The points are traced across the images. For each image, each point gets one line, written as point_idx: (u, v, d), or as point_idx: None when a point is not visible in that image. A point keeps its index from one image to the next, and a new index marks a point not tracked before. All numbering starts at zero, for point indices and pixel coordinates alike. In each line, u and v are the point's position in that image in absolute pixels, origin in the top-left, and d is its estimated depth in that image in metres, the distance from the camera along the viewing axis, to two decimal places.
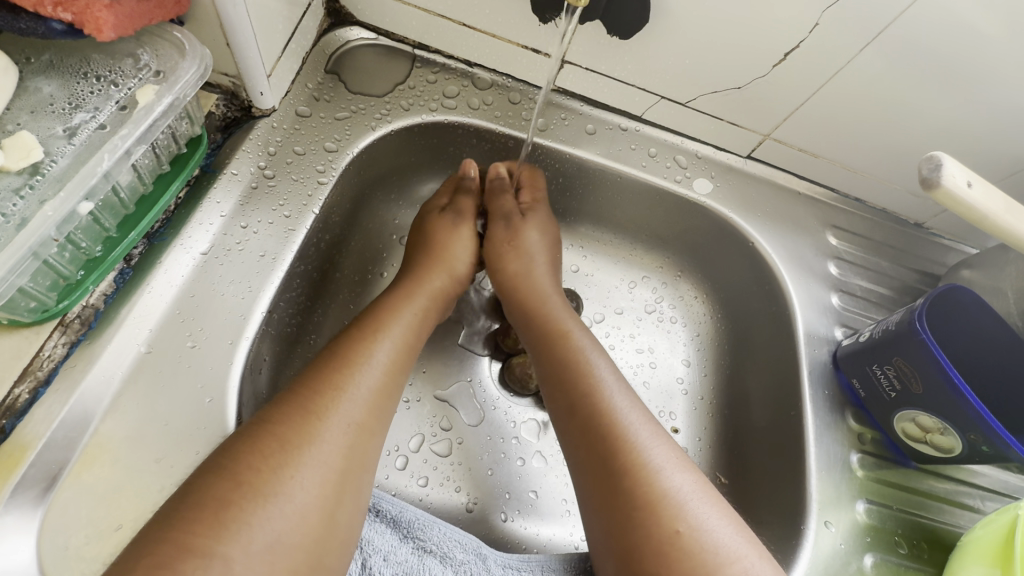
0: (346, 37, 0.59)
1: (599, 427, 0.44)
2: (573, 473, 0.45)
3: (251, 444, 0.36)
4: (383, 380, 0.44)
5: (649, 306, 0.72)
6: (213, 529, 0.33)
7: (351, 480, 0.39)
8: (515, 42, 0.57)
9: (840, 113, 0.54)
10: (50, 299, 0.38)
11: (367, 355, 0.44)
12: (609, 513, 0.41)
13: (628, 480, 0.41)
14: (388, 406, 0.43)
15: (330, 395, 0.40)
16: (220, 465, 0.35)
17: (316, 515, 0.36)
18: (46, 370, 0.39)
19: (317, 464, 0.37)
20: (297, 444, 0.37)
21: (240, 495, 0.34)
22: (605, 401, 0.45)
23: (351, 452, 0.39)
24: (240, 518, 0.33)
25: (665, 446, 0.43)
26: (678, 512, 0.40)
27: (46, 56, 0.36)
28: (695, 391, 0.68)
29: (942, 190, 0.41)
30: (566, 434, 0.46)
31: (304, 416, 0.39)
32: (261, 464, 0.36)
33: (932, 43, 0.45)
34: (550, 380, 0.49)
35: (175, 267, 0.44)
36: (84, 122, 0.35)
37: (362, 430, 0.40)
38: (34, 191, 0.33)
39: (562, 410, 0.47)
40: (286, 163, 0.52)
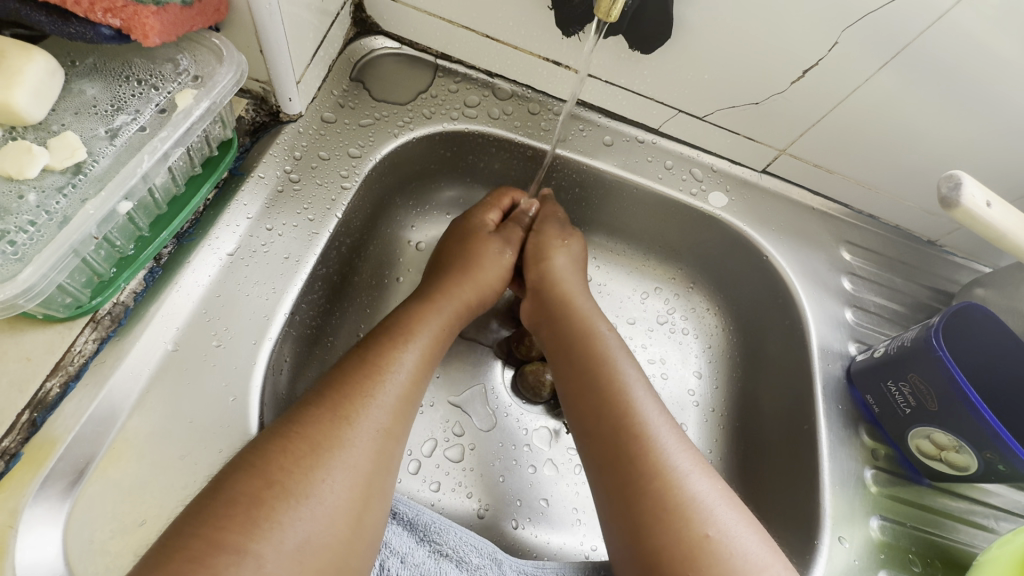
0: (371, 46, 0.61)
1: (624, 433, 0.44)
2: (594, 473, 0.45)
3: (280, 444, 0.37)
4: (410, 388, 0.44)
5: (662, 316, 0.72)
6: (245, 528, 0.33)
7: (377, 482, 0.39)
8: (537, 54, 0.58)
9: (855, 131, 0.55)
10: (83, 295, 0.39)
11: (394, 358, 0.45)
12: (632, 517, 0.41)
13: (653, 485, 0.41)
14: (413, 412, 0.44)
15: (361, 401, 0.41)
16: (252, 465, 0.36)
17: (344, 518, 0.36)
18: (76, 365, 0.39)
19: (346, 467, 0.38)
20: (327, 447, 0.38)
21: (271, 496, 0.35)
22: (633, 405, 0.45)
23: (380, 455, 0.40)
24: (269, 517, 0.34)
25: (689, 452, 0.44)
26: (706, 518, 0.40)
27: (91, 59, 0.37)
28: (707, 403, 0.68)
29: (961, 209, 0.42)
30: (588, 439, 0.46)
31: (334, 420, 0.39)
32: (293, 466, 0.36)
33: (951, 65, 0.46)
34: (576, 379, 0.49)
35: (202, 267, 0.44)
36: (125, 124, 0.35)
37: (389, 435, 0.41)
38: (76, 190, 0.33)
39: (583, 412, 0.47)
40: (311, 167, 0.53)
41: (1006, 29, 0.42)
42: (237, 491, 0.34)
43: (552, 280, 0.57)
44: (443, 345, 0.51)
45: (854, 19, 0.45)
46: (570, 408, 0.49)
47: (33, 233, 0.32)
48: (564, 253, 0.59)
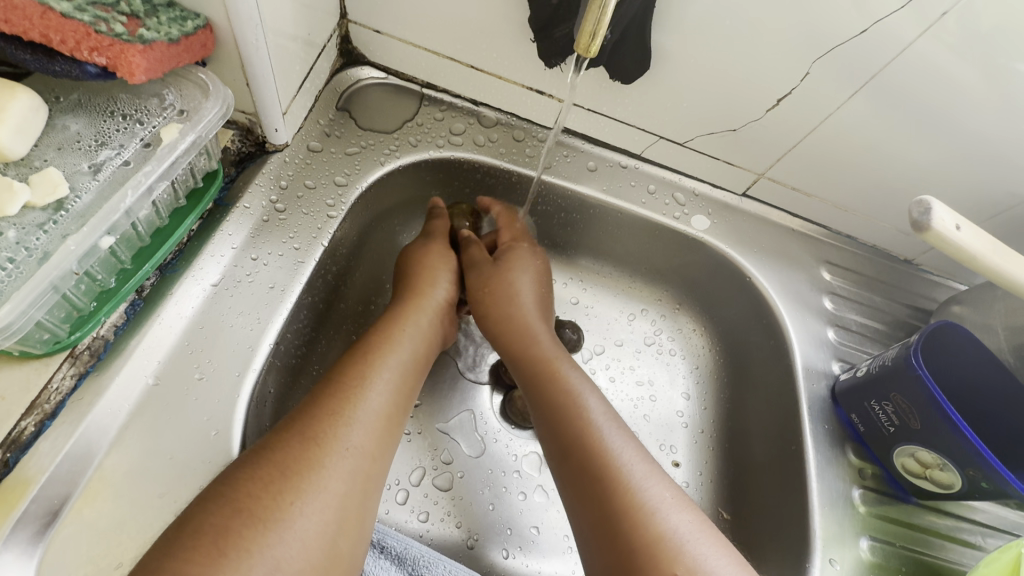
0: (357, 76, 0.62)
1: (595, 468, 0.44)
2: (572, 508, 0.44)
3: (253, 471, 0.36)
4: (390, 408, 0.44)
5: (648, 338, 0.73)
6: (214, 558, 0.32)
7: (353, 506, 0.38)
8: (521, 84, 0.59)
9: (830, 155, 0.57)
10: (62, 330, 0.38)
11: (371, 379, 0.44)
12: (609, 555, 0.41)
13: (624, 522, 0.41)
14: (393, 432, 0.44)
15: (336, 422, 0.40)
16: (224, 493, 0.35)
17: (317, 545, 0.35)
18: (53, 403, 0.38)
19: (319, 492, 0.37)
20: (300, 471, 0.37)
21: (240, 523, 0.33)
22: (601, 441, 0.45)
23: (356, 478, 0.39)
24: (239, 545, 0.33)
25: (661, 484, 0.44)
26: (679, 553, 0.39)
27: (75, 95, 0.36)
28: (696, 424, 0.68)
29: (932, 233, 0.43)
30: (564, 477, 0.46)
31: (308, 443, 0.38)
32: (263, 492, 0.35)
33: (918, 92, 0.48)
34: (548, 414, 0.49)
35: (185, 298, 0.44)
36: (109, 158, 0.35)
37: (366, 457, 0.40)
38: (57, 226, 0.33)
39: (558, 450, 0.47)
40: (297, 197, 0.53)
41: (965, 59, 0.44)
42: (211, 524, 0.33)
43: (518, 315, 0.56)
44: (421, 366, 0.50)
45: (823, 51, 0.47)
46: (545, 443, 0.49)
47: (11, 270, 0.31)
48: (512, 287, 0.57)
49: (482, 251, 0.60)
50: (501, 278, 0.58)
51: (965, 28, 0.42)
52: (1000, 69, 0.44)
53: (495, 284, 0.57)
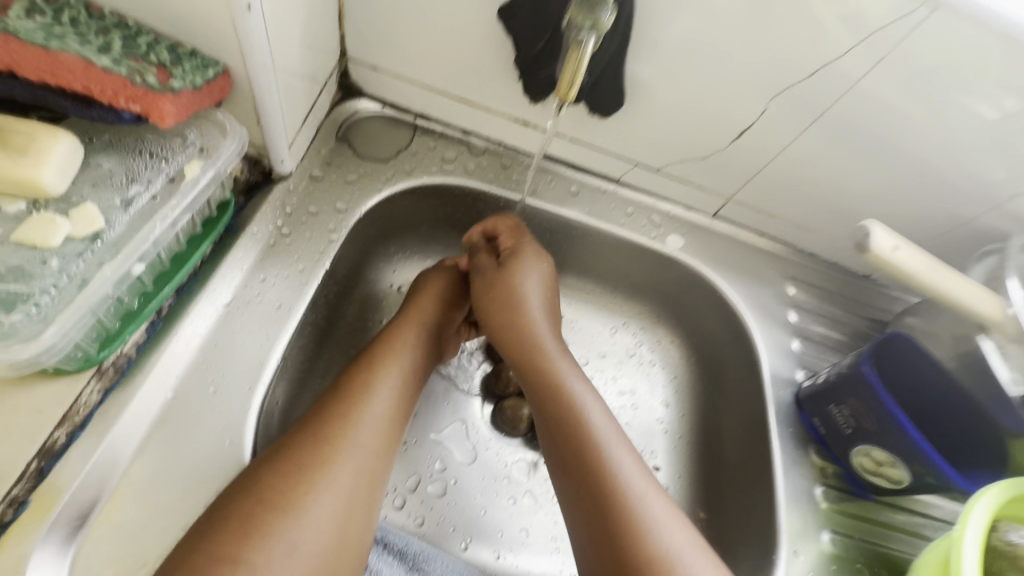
0: (355, 108, 0.67)
1: (595, 482, 0.47)
2: (571, 514, 0.48)
3: (274, 465, 0.40)
4: (395, 409, 0.48)
5: (630, 350, 0.77)
6: (240, 540, 0.36)
7: (361, 499, 0.42)
8: (508, 116, 0.65)
9: (790, 180, 0.63)
10: (92, 348, 0.41)
11: (378, 382, 0.48)
12: (605, 559, 0.45)
13: (622, 534, 0.44)
14: (398, 432, 0.47)
15: (347, 422, 0.44)
16: (248, 484, 0.39)
17: (330, 531, 0.39)
18: (82, 416, 0.41)
19: (331, 485, 0.41)
20: (315, 465, 0.41)
21: (263, 511, 0.38)
22: (601, 455, 0.48)
23: (364, 473, 0.43)
24: (263, 530, 0.37)
25: (658, 498, 0.47)
26: (671, 564, 0.43)
27: (106, 136, 0.40)
28: (675, 432, 0.73)
29: (872, 254, 0.49)
30: (565, 486, 0.49)
31: (322, 441, 0.42)
32: (283, 484, 0.39)
33: (864, 123, 0.54)
34: (550, 424, 0.52)
35: (200, 318, 0.48)
36: (138, 194, 0.39)
37: (373, 453, 0.44)
38: (93, 255, 0.36)
39: (559, 461, 0.50)
40: (301, 222, 0.57)
41: (900, 95, 0.51)
42: (233, 512, 0.37)
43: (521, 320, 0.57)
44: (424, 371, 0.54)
45: (777, 91, 0.53)
46: (547, 451, 0.52)
47: (54, 294, 0.35)
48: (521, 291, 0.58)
49: (488, 257, 0.60)
50: (506, 282, 0.58)
51: (897, 73, 0.49)
52: (934, 105, 0.50)
53: (505, 290, 0.58)
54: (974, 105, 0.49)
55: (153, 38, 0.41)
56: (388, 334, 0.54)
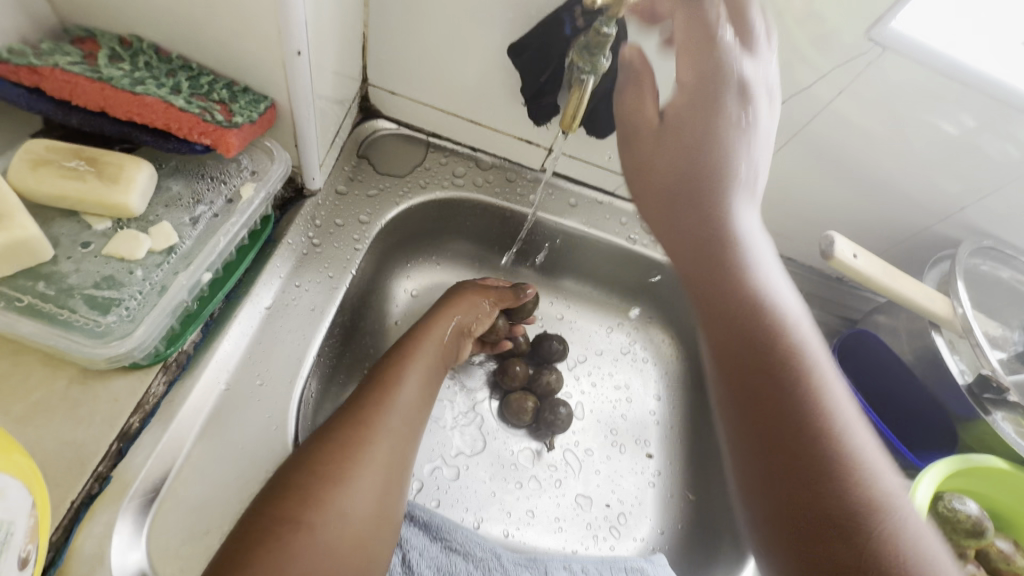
0: (373, 128, 0.74)
1: (790, 391, 0.37)
2: (745, 440, 0.37)
3: (322, 445, 0.46)
4: (419, 398, 0.55)
5: (624, 348, 0.85)
6: (300, 505, 0.42)
7: (394, 474, 0.49)
8: (512, 134, 0.71)
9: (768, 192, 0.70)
10: (160, 345, 0.47)
11: (404, 375, 0.55)
12: (786, 487, 0.35)
13: (821, 447, 0.36)
14: (420, 418, 0.55)
15: (379, 408, 0.51)
16: (301, 461, 0.45)
17: (371, 501, 0.46)
18: (151, 404, 0.47)
19: (371, 462, 0.47)
20: (355, 445, 0.47)
21: (316, 483, 0.44)
22: (799, 364, 0.38)
23: (395, 452, 0.50)
24: (318, 498, 0.43)
25: (857, 420, 0.38)
26: (873, 483, 0.35)
27: (173, 162, 0.47)
28: (665, 419, 0.81)
29: (836, 260, 0.57)
30: (743, 402, 0.38)
31: (360, 425, 0.49)
32: (331, 461, 0.46)
33: (833, 140, 0.62)
34: (726, 327, 0.39)
35: (246, 320, 0.54)
36: (203, 212, 0.46)
37: (402, 436, 0.51)
38: (169, 265, 0.43)
39: (736, 370, 0.39)
40: (329, 233, 0.64)
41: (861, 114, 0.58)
42: (292, 481, 0.44)
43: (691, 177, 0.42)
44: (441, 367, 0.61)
45: None
46: (715, 366, 0.40)
47: (139, 299, 0.41)
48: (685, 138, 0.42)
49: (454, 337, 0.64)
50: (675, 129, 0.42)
51: (859, 99, 0.57)
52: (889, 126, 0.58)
53: (679, 138, 0.42)
54: (942, 122, 0.57)
55: (212, 77, 0.47)
56: (409, 335, 0.61)
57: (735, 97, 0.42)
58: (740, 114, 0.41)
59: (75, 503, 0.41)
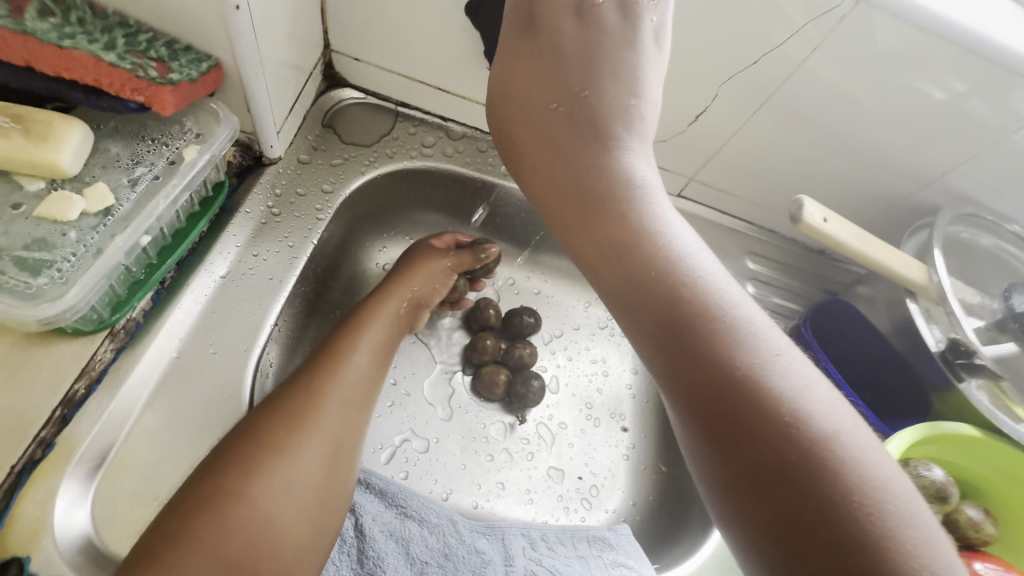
0: (339, 96, 0.72)
1: (707, 342, 0.33)
2: (681, 409, 0.33)
3: (268, 417, 0.46)
4: (372, 370, 0.55)
5: (602, 322, 0.84)
6: (242, 478, 0.42)
7: (343, 447, 0.49)
8: (481, 102, 0.70)
9: (745, 158, 0.69)
10: (105, 312, 0.46)
11: (355, 346, 0.54)
12: (743, 462, 0.30)
13: (752, 401, 0.31)
14: (373, 389, 0.54)
15: (327, 379, 0.50)
16: (244, 435, 0.44)
17: (319, 472, 0.46)
18: (98, 371, 0.46)
19: (319, 434, 0.47)
20: (300, 416, 0.47)
21: (259, 456, 0.43)
22: (712, 310, 0.34)
23: (344, 425, 0.49)
24: (262, 470, 0.43)
25: (801, 369, 0.33)
26: (819, 435, 0.30)
27: (112, 124, 0.46)
28: (641, 393, 0.80)
29: (805, 223, 0.55)
30: (667, 362, 0.34)
31: (305, 397, 0.48)
32: (276, 434, 0.45)
33: (806, 103, 0.60)
34: (636, 280, 0.36)
35: (200, 289, 0.53)
36: (144, 174, 0.45)
37: (353, 407, 0.51)
38: (106, 227, 0.42)
39: (657, 329, 0.34)
40: (290, 203, 0.62)
41: (835, 74, 0.56)
42: (232, 455, 0.43)
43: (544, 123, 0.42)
44: (396, 342, 0.60)
45: (727, 77, 0.60)
46: (632, 327, 0.36)
47: (73, 261, 0.40)
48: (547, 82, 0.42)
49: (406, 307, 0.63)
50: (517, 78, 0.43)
51: (834, 58, 0.55)
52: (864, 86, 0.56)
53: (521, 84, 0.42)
54: (926, 86, 0.55)
55: (151, 34, 0.45)
56: (361, 309, 0.59)
57: (649, 39, 0.42)
58: (651, 52, 0.42)
59: (16, 468, 0.41)
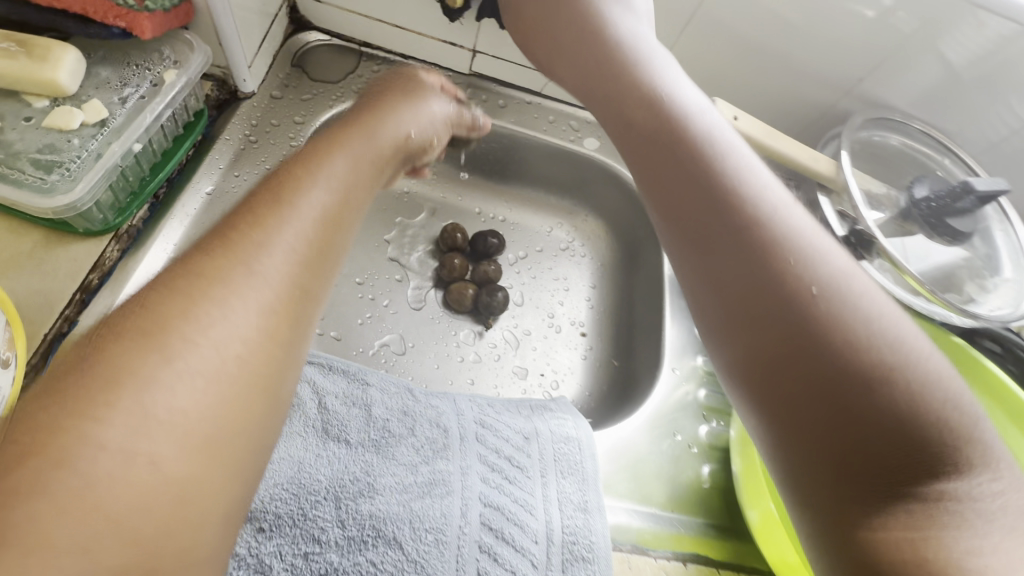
0: (306, 39, 0.78)
1: (753, 248, 0.35)
2: (722, 318, 0.35)
3: (204, 251, 0.31)
4: (331, 216, 0.36)
5: (564, 245, 0.92)
6: (162, 327, 0.27)
7: (293, 316, 0.31)
8: (435, 37, 0.76)
9: (679, 77, 0.75)
10: (109, 215, 0.55)
11: (305, 184, 0.36)
12: (774, 361, 0.32)
13: (793, 302, 0.33)
14: (339, 239, 0.36)
15: (278, 212, 0.34)
16: (171, 275, 0.29)
17: (257, 348, 0.29)
18: (108, 265, 0.55)
19: (257, 286, 0.30)
20: (243, 250, 0.31)
21: (184, 295, 0.28)
22: (761, 221, 0.35)
23: (287, 285, 0.31)
24: (167, 328, 0.27)
25: (855, 277, 0.34)
26: (872, 337, 0.32)
27: (101, 52, 0.53)
28: (598, 303, 0.89)
29: None
30: (708, 272, 0.36)
31: (251, 229, 0.32)
32: (203, 277, 0.29)
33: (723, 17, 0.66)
34: (678, 196, 0.38)
35: (189, 202, 0.61)
36: (131, 93, 0.52)
37: (297, 272, 0.32)
38: (103, 136, 0.50)
39: (699, 240, 0.37)
40: (266, 132, 0.70)
41: None
42: (214, 244, 0.31)
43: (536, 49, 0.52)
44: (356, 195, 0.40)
45: None
46: (674, 244, 0.38)
47: (78, 162, 0.48)
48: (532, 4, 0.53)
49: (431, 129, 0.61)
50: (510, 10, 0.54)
51: None
52: None
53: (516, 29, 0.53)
54: None
55: None
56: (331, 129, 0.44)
57: None
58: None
59: (48, 336, 0.50)
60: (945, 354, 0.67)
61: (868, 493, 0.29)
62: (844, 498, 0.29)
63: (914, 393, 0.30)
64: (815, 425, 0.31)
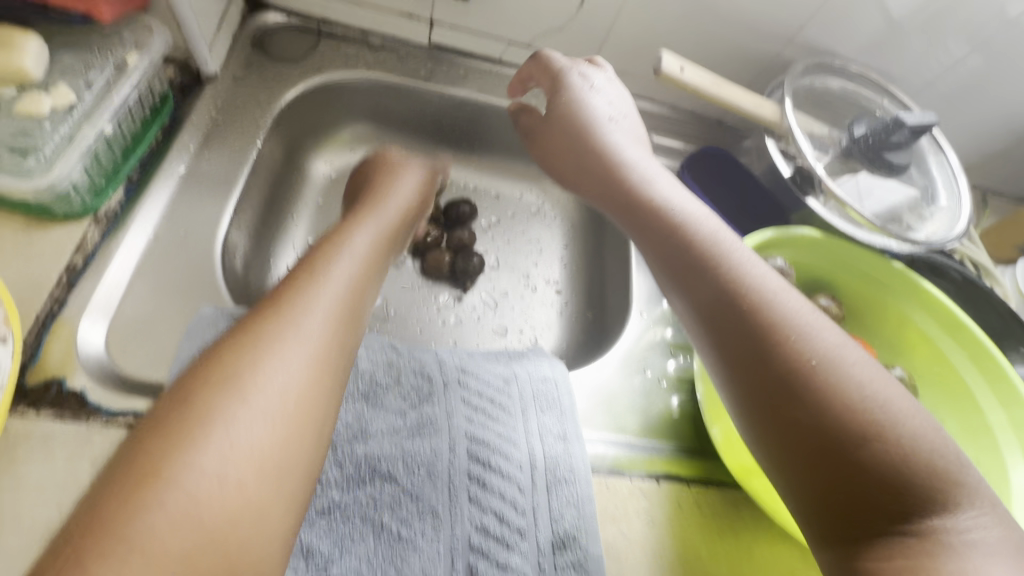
0: (263, 20, 0.79)
1: (756, 323, 0.44)
2: (731, 376, 0.44)
3: (231, 335, 0.38)
4: (347, 307, 0.44)
5: (535, 208, 0.96)
6: (191, 432, 0.32)
7: (315, 410, 0.38)
8: (393, 11, 0.78)
9: (631, 36, 0.78)
10: (87, 199, 0.56)
11: (328, 274, 0.45)
12: (779, 412, 0.41)
13: (788, 366, 0.41)
14: (355, 327, 0.45)
15: (298, 308, 0.41)
16: (206, 357, 0.36)
17: (285, 437, 0.35)
18: (90, 248, 0.56)
19: (291, 363, 0.38)
20: (264, 344, 0.38)
21: (213, 400, 0.34)
22: (761, 302, 0.45)
23: (314, 368, 0.39)
24: (209, 410, 0.33)
25: (847, 353, 0.43)
26: (858, 396, 0.39)
27: (62, 39, 0.54)
28: (570, 262, 0.93)
29: (665, 74, 0.66)
30: (718, 342, 0.45)
31: (274, 318, 0.40)
32: (229, 362, 0.36)
33: None
34: (689, 280, 0.48)
35: (162, 186, 0.63)
36: (96, 77, 0.54)
37: (318, 367, 0.39)
38: (74, 120, 0.52)
39: (713, 316, 0.46)
40: (232, 114, 0.72)
41: None
42: (236, 331, 0.39)
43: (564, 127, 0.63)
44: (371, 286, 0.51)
45: None
46: (691, 319, 0.48)
47: (53, 146, 0.50)
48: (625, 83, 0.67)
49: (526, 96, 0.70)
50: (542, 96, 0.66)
51: None
52: None
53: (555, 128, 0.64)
54: None
55: None
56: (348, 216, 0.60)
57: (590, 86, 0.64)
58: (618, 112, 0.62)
59: (40, 317, 0.51)
60: (885, 277, 0.73)
61: (865, 538, 0.36)
62: (843, 534, 0.37)
63: (902, 454, 0.37)
64: (804, 473, 0.39)
